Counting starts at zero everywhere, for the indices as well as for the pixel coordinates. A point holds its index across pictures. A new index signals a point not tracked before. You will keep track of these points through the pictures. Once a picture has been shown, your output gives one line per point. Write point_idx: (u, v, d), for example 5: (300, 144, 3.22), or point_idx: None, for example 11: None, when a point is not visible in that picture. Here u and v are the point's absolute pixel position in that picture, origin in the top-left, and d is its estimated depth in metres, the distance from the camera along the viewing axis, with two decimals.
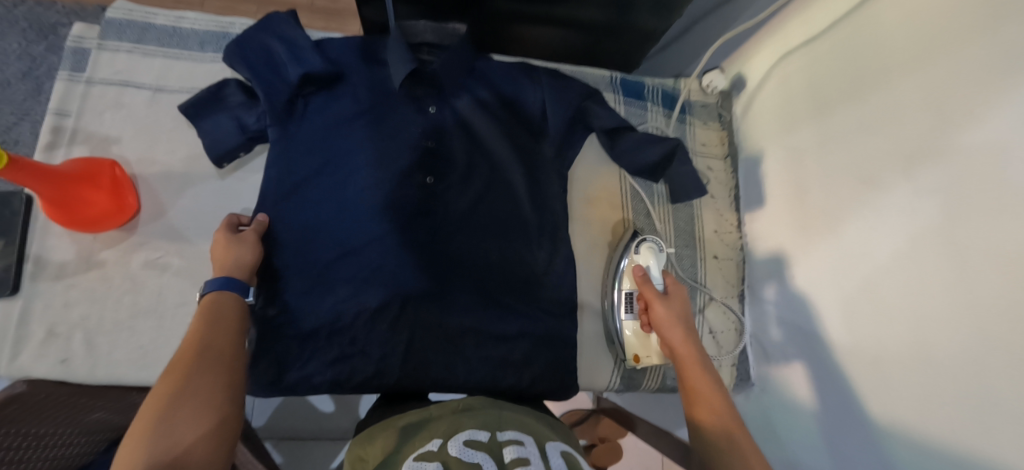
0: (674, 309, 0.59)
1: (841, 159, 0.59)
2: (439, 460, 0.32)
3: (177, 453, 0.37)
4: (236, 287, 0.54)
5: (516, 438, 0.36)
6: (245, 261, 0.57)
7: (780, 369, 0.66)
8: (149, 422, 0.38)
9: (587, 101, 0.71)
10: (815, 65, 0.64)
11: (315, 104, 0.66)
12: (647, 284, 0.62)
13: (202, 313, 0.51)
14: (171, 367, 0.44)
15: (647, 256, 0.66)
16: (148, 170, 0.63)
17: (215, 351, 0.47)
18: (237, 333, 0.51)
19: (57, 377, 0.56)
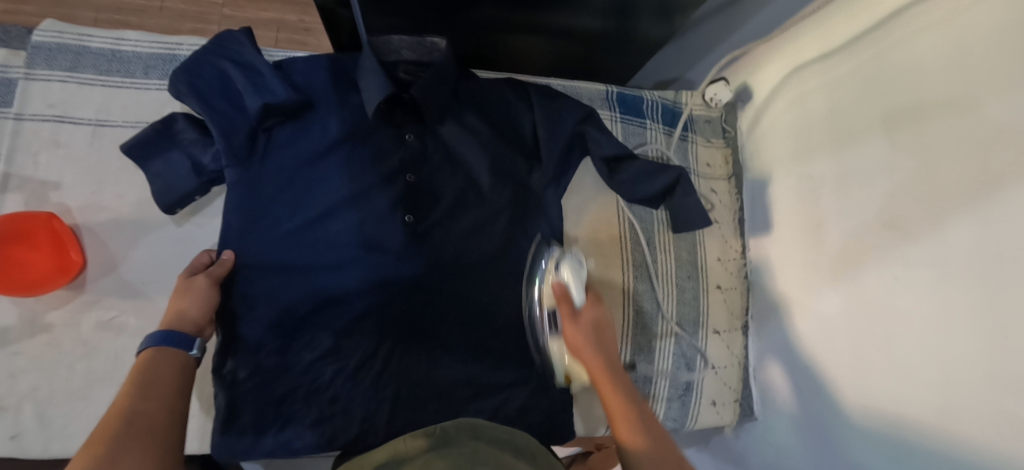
0: (585, 333, 0.51)
1: (861, 197, 0.54)
2: None
3: None
4: (178, 341, 0.46)
5: None
6: (192, 313, 0.51)
7: (787, 407, 0.63)
8: None
9: (583, 123, 0.65)
10: (834, 86, 0.59)
11: (280, 138, 0.59)
12: (564, 303, 0.53)
13: (135, 375, 0.42)
14: (88, 443, 0.35)
15: (567, 274, 0.56)
16: (94, 218, 0.56)
17: (149, 419, 0.38)
18: (178, 391, 0.43)
19: (9, 455, 0.51)
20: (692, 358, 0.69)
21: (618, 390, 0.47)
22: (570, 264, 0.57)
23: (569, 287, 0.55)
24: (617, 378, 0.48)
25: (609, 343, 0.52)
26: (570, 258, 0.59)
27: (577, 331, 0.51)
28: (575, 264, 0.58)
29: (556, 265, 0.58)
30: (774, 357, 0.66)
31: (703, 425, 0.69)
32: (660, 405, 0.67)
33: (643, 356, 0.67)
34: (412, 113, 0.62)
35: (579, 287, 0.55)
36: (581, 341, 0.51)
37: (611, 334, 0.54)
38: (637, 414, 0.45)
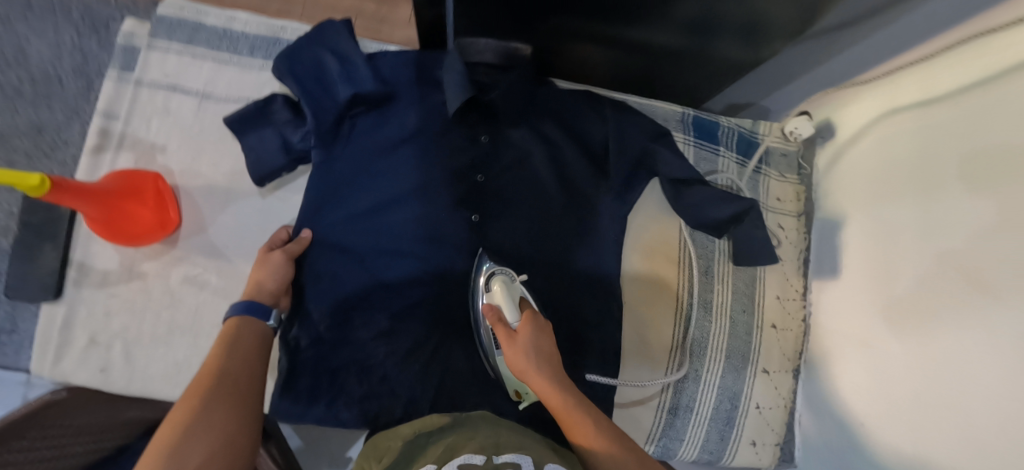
0: (525, 357, 0.46)
1: (942, 258, 0.52)
2: None
3: None
4: (257, 311, 0.52)
5: (513, 461, 0.38)
6: (269, 284, 0.56)
7: (837, 455, 0.62)
8: (170, 437, 0.38)
9: (655, 143, 0.65)
10: (927, 135, 0.55)
11: (362, 126, 0.62)
12: (498, 326, 0.49)
13: (221, 342, 0.49)
14: (188, 394, 0.43)
15: (498, 293, 0.53)
16: (191, 182, 0.61)
17: (233, 382, 0.45)
18: (258, 356, 0.50)
19: (97, 385, 0.57)
20: (736, 393, 0.67)
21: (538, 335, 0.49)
22: (502, 280, 0.54)
23: (501, 312, 0.51)
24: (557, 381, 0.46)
25: (551, 353, 0.48)
26: (504, 273, 0.56)
27: (516, 348, 0.47)
28: (506, 279, 0.55)
29: (489, 285, 0.55)
30: (824, 406, 0.65)
31: (740, 463, 0.68)
32: (699, 433, 0.66)
33: (686, 385, 0.66)
34: (488, 115, 0.64)
35: (513, 303, 0.52)
36: (522, 372, 0.46)
37: (552, 346, 0.49)
38: (583, 398, 0.46)
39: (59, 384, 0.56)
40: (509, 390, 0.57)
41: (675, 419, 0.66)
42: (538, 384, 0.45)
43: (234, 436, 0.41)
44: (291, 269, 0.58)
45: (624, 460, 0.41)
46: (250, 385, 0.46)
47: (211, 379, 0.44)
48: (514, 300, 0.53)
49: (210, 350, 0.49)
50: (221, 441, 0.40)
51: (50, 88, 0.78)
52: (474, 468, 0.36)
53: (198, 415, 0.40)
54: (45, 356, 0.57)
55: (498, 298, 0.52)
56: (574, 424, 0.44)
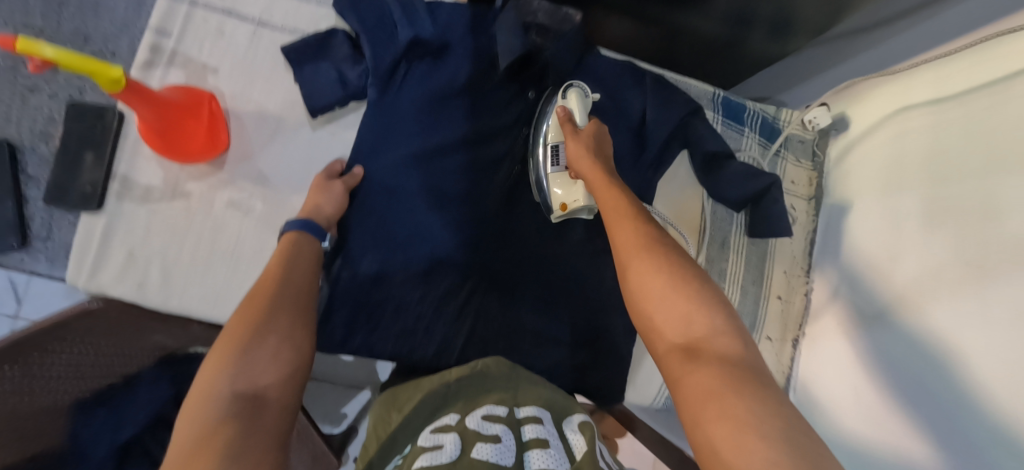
0: (581, 145, 0.55)
1: (945, 236, 0.57)
2: (456, 430, 0.43)
3: (255, 391, 0.37)
4: (314, 231, 0.54)
5: (533, 415, 0.46)
6: (327, 208, 0.57)
7: (819, 416, 0.69)
8: (243, 334, 0.40)
9: (691, 116, 0.69)
10: (940, 130, 0.61)
11: (417, 72, 0.63)
12: (566, 124, 0.57)
13: (279, 253, 0.50)
14: (253, 299, 0.44)
15: (572, 100, 0.59)
16: (242, 108, 0.61)
17: (293, 294, 0.46)
18: (314, 274, 0.51)
19: (131, 300, 0.57)
20: None
21: (616, 194, 0.48)
22: (577, 93, 0.59)
23: (572, 114, 0.59)
24: (625, 211, 0.46)
25: (606, 163, 0.55)
26: (579, 87, 0.61)
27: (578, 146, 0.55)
28: (581, 92, 0.60)
29: (564, 95, 0.61)
30: (818, 378, 0.70)
31: None
32: None
33: None
34: (538, 75, 0.67)
35: (584, 112, 0.59)
36: (580, 152, 0.54)
37: (610, 159, 0.56)
38: (656, 246, 0.42)
39: (94, 296, 0.56)
40: (554, 203, 0.60)
41: None
42: (587, 160, 0.53)
43: (295, 343, 0.42)
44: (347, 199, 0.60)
45: (684, 307, 0.37)
46: (308, 299, 0.48)
47: (274, 287, 0.46)
48: (586, 111, 0.59)
49: (269, 262, 0.49)
50: (285, 347, 0.41)
51: (80, 2, 0.75)
52: (497, 420, 0.44)
53: (264, 319, 0.42)
54: (81, 267, 0.56)
55: (571, 103, 0.60)
56: (612, 208, 0.47)
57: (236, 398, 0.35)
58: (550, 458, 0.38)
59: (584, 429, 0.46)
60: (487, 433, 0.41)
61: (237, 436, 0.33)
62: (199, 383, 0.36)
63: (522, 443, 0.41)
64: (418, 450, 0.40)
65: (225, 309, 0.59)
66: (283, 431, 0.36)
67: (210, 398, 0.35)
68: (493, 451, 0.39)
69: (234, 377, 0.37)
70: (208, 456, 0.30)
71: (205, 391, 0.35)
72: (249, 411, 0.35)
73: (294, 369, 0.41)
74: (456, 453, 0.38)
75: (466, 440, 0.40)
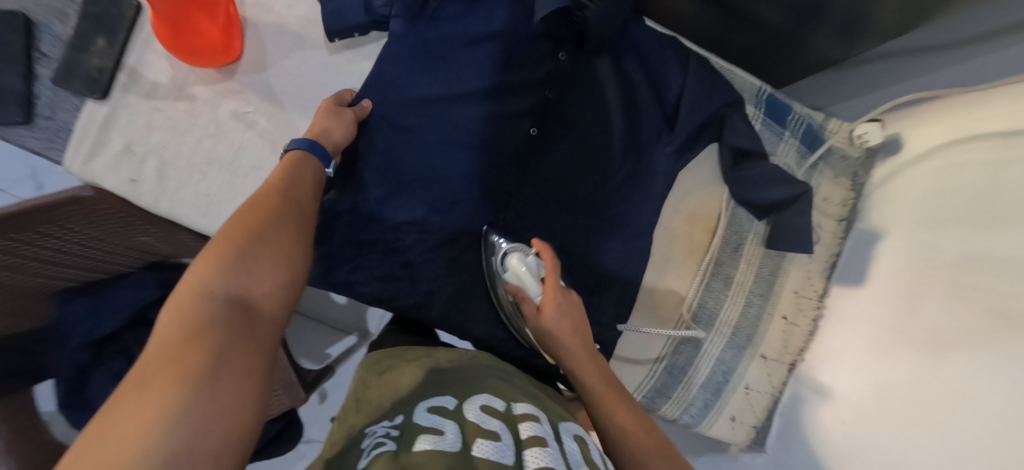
0: (564, 308, 0.52)
1: (975, 283, 0.52)
2: (457, 420, 0.36)
3: (248, 300, 0.36)
4: (319, 154, 0.52)
5: (531, 413, 0.38)
6: (334, 134, 0.54)
7: (793, 438, 0.68)
8: (237, 241, 0.38)
9: (730, 108, 0.63)
10: (999, 168, 0.54)
11: (448, 12, 0.60)
12: (526, 302, 0.54)
13: (281, 168, 0.49)
14: (252, 206, 0.43)
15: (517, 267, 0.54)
16: (262, 18, 0.59)
17: (296, 206, 0.45)
18: (315, 192, 0.49)
19: (123, 195, 0.57)
20: (731, 370, 0.69)
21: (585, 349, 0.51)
22: (518, 258, 0.54)
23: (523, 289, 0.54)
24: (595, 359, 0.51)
25: (581, 325, 0.53)
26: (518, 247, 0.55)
27: (551, 315, 0.51)
28: (519, 257, 0.54)
29: (503, 267, 0.56)
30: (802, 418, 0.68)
31: (714, 434, 0.70)
32: (688, 395, 0.68)
33: (688, 349, 0.67)
34: (576, 35, 0.63)
35: (535, 277, 0.54)
36: (555, 311, 0.51)
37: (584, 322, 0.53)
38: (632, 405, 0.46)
39: (86, 183, 0.55)
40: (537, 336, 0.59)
41: (670, 379, 0.68)
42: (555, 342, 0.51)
43: (292, 255, 0.41)
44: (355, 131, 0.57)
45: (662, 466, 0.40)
46: (310, 216, 0.47)
47: (278, 198, 0.45)
48: (535, 276, 0.54)
49: (272, 173, 0.48)
50: (282, 257, 0.40)
51: None
52: (494, 414, 0.37)
53: (263, 229, 0.40)
54: (79, 151, 0.56)
55: (517, 276, 0.54)
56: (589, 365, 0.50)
57: (227, 301, 0.35)
58: (549, 458, 0.30)
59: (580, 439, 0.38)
60: (486, 427, 0.34)
61: (223, 342, 0.32)
62: (193, 277, 0.35)
63: (518, 440, 0.33)
64: (415, 433, 0.33)
65: (213, 219, 0.58)
66: (272, 345, 0.36)
67: (203, 295, 0.34)
68: (492, 448, 0.32)
69: (229, 280, 0.36)
70: (193, 358, 0.29)
71: (197, 287, 0.34)
72: (238, 320, 0.34)
73: (291, 283, 0.40)
74: (455, 445, 0.32)
75: (465, 433, 0.34)
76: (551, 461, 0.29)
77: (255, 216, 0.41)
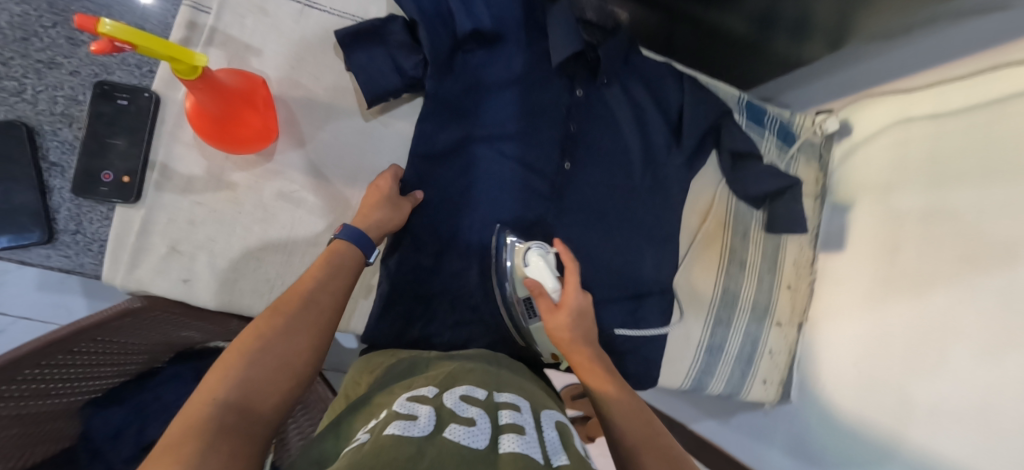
0: (568, 319, 0.52)
1: (945, 234, 0.65)
2: (434, 404, 0.39)
3: (247, 401, 0.37)
4: (364, 245, 0.52)
5: (511, 403, 0.43)
6: (384, 223, 0.55)
7: (806, 383, 0.82)
8: (251, 345, 0.41)
9: (724, 118, 0.73)
10: (939, 141, 0.68)
11: (474, 61, 0.63)
12: (541, 297, 0.53)
13: (324, 259, 0.50)
14: (275, 306, 0.46)
15: (535, 265, 0.56)
16: (289, 93, 0.59)
17: (315, 305, 0.47)
18: (347, 287, 0.50)
19: (178, 297, 0.54)
20: (756, 340, 0.79)
21: (592, 365, 0.50)
22: (538, 253, 0.57)
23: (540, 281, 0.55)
24: (600, 369, 0.49)
25: (588, 331, 0.53)
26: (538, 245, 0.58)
27: (558, 322, 0.52)
28: (542, 253, 0.57)
29: (524, 262, 0.57)
30: (818, 363, 0.80)
31: (752, 397, 0.81)
32: (728, 369, 0.78)
33: (721, 331, 0.77)
34: (585, 69, 0.68)
35: (552, 272, 0.56)
36: (562, 333, 0.52)
37: (591, 324, 0.55)
38: (631, 406, 0.45)
39: (136, 293, 0.53)
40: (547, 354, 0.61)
41: (711, 360, 0.77)
42: (570, 339, 0.51)
43: (299, 362, 0.43)
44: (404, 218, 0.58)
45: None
46: (333, 312, 0.48)
47: (300, 298, 0.46)
48: (552, 274, 0.56)
49: (312, 264, 0.50)
50: (290, 358, 0.42)
51: None
52: (474, 402, 0.40)
53: (279, 334, 0.43)
54: (120, 261, 0.53)
55: (537, 271, 0.56)
56: (590, 374, 0.49)
57: (228, 404, 0.36)
58: (524, 444, 0.33)
59: (563, 429, 0.42)
60: (463, 414, 0.37)
61: (208, 438, 0.32)
62: (206, 383, 0.37)
63: (497, 426, 0.37)
64: (391, 417, 0.35)
65: None
66: (261, 444, 0.36)
67: (206, 400, 0.36)
68: (465, 433, 0.34)
69: (233, 386, 0.38)
70: (175, 455, 0.30)
71: (205, 393, 0.37)
72: (233, 419, 0.35)
73: (294, 383, 0.42)
74: (428, 428, 0.33)
75: (439, 417, 0.36)
76: (523, 450, 0.32)
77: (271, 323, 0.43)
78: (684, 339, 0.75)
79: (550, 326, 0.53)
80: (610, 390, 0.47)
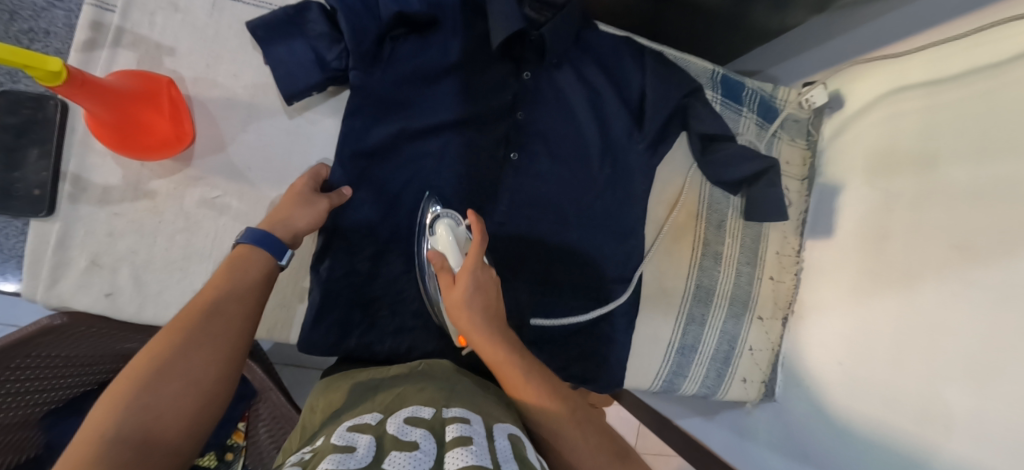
0: (471, 297, 0.46)
1: (938, 219, 0.58)
2: (374, 433, 0.34)
3: (144, 434, 0.32)
4: (271, 246, 0.47)
5: (461, 416, 0.37)
6: (296, 224, 0.50)
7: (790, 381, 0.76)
8: (148, 366, 0.35)
9: (690, 97, 0.66)
10: (932, 113, 0.60)
11: (405, 50, 0.58)
12: (443, 271, 0.49)
13: (225, 267, 0.44)
14: (178, 319, 0.39)
15: (441, 235, 0.54)
16: (206, 93, 0.55)
17: (228, 315, 0.41)
18: (262, 291, 0.45)
19: (102, 311, 0.52)
20: (734, 337, 0.74)
21: (494, 342, 0.45)
22: (447, 222, 0.54)
23: (444, 255, 0.51)
24: (507, 348, 0.45)
25: (490, 302, 0.47)
26: (447, 214, 0.56)
27: (462, 296, 0.46)
28: (451, 223, 0.54)
29: (432, 231, 0.55)
30: (802, 362, 0.74)
31: (731, 397, 0.76)
32: (702, 368, 0.73)
33: (694, 328, 0.71)
34: (533, 49, 0.62)
35: (459, 251, 0.53)
36: (460, 311, 0.46)
37: (494, 293, 0.49)
38: (544, 383, 0.44)
39: (57, 309, 0.51)
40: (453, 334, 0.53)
41: (683, 358, 0.72)
42: (467, 312, 0.45)
43: (209, 380, 0.37)
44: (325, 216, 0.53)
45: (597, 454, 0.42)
46: (247, 320, 0.42)
47: (206, 305, 0.40)
48: (459, 248, 0.53)
49: (216, 273, 0.44)
50: (198, 377, 0.36)
51: None
52: (419, 423, 0.35)
53: (183, 350, 0.37)
54: (39, 277, 0.51)
55: (442, 242, 0.53)
56: (493, 359, 0.44)
57: (121, 441, 0.31)
58: (475, 457, 0.29)
59: (516, 443, 0.36)
60: (405, 438, 0.32)
61: None
62: (91, 419, 0.32)
63: (443, 446, 0.32)
64: (325, 451, 0.30)
65: None
66: None
67: (92, 440, 0.30)
68: (407, 460, 0.29)
69: (126, 418, 0.32)
70: None
71: (88, 432, 0.31)
72: (128, 458, 0.30)
73: (206, 404, 0.36)
74: (367, 458, 0.29)
75: (381, 445, 0.31)
76: (475, 461, 0.28)
77: (173, 337, 0.37)
78: (652, 336, 0.70)
79: (448, 301, 0.47)
80: (520, 380, 0.43)
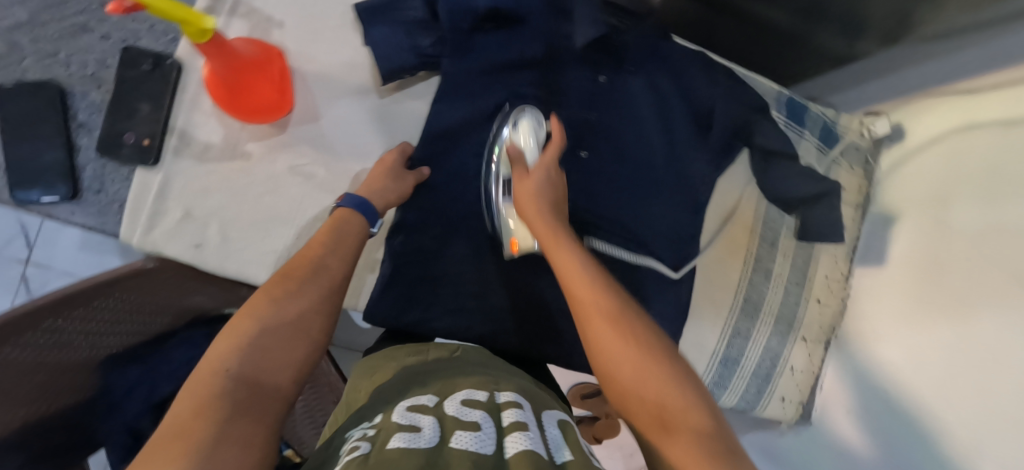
0: (539, 179, 0.50)
1: (1003, 250, 0.56)
2: (435, 414, 0.31)
3: (259, 374, 0.34)
4: (368, 213, 0.50)
5: (514, 401, 0.35)
6: (389, 195, 0.54)
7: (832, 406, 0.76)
8: (261, 311, 0.37)
9: (760, 115, 0.65)
10: (1001, 145, 0.58)
11: (491, 42, 0.61)
12: (517, 165, 0.53)
13: (325, 230, 0.47)
14: (283, 273, 0.42)
15: (524, 133, 0.56)
16: (307, 66, 0.59)
17: (328, 274, 0.43)
18: (355, 257, 0.47)
19: (188, 261, 0.55)
20: (777, 355, 0.74)
21: (557, 235, 0.45)
22: (529, 123, 0.57)
23: (522, 153, 0.55)
24: (569, 244, 0.44)
25: (558, 201, 0.50)
26: (529, 115, 0.58)
27: (533, 177, 0.51)
28: (531, 124, 0.57)
29: (515, 125, 0.57)
30: (846, 387, 0.75)
31: (768, 414, 0.76)
32: (742, 381, 0.73)
33: (738, 341, 0.73)
34: (610, 54, 0.65)
35: (537, 146, 0.55)
36: (530, 196, 0.49)
37: (563, 198, 0.52)
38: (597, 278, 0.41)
39: (151, 254, 0.54)
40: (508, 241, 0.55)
41: (725, 369, 0.73)
42: (534, 203, 0.48)
43: (312, 332, 0.39)
44: (409, 189, 0.56)
45: (645, 354, 0.35)
46: (342, 281, 0.45)
47: (310, 263, 0.43)
48: (538, 141, 0.56)
49: (316, 233, 0.47)
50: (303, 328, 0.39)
51: None
52: (477, 405, 0.33)
53: (290, 301, 0.39)
54: (137, 223, 0.54)
55: (522, 141, 0.56)
56: (553, 246, 0.45)
57: (242, 378, 0.33)
58: (533, 440, 0.26)
59: (566, 427, 0.34)
60: (467, 419, 0.29)
61: (223, 415, 0.29)
62: (211, 356, 0.34)
63: (502, 429, 0.29)
64: (391, 429, 0.28)
65: None
66: (275, 417, 0.33)
67: (217, 373, 0.32)
68: (472, 440, 0.27)
69: (244, 357, 0.34)
70: (195, 426, 0.27)
71: (211, 367, 0.33)
72: (245, 393, 0.32)
73: (308, 355, 0.38)
74: (435, 439, 0.26)
75: (444, 427, 0.29)
76: (534, 447, 0.25)
77: (281, 288, 0.40)
78: (695, 343, 0.72)
79: (517, 192, 0.51)
80: (578, 265, 0.42)
